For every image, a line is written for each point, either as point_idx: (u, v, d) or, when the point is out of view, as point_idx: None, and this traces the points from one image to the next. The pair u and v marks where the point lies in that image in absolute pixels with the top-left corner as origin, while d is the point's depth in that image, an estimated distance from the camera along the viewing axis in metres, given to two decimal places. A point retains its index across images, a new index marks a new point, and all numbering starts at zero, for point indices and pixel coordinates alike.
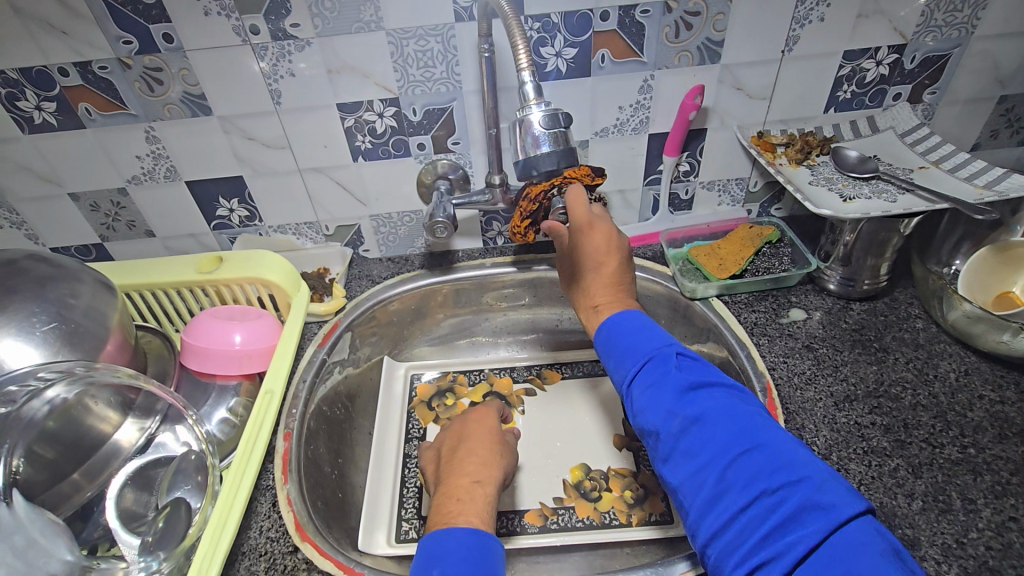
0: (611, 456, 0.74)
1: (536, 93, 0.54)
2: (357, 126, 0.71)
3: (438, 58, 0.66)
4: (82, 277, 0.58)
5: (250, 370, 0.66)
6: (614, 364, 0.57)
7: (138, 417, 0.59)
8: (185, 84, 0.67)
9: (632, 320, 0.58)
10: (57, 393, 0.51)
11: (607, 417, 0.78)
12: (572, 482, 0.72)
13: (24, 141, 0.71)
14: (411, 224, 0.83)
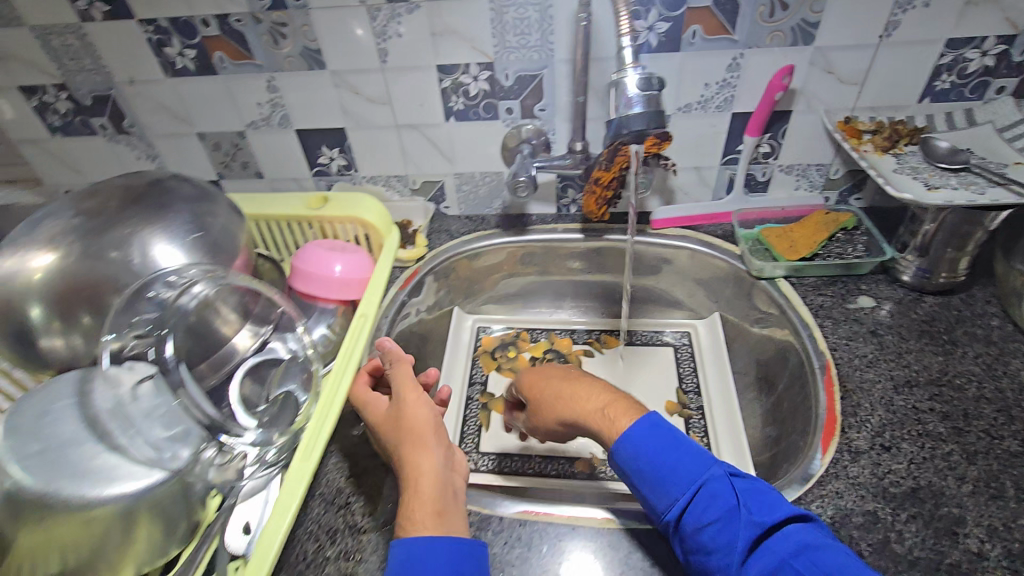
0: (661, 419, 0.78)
1: (631, 60, 0.62)
2: (453, 87, 0.77)
3: (535, 26, 0.70)
4: (218, 201, 0.68)
5: (348, 297, 0.74)
6: (656, 497, 0.49)
7: (253, 325, 0.68)
8: (305, 39, 0.74)
9: (665, 437, 0.50)
10: (201, 289, 0.61)
11: (661, 384, 0.81)
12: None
13: (166, 83, 0.81)
14: (491, 185, 0.88)
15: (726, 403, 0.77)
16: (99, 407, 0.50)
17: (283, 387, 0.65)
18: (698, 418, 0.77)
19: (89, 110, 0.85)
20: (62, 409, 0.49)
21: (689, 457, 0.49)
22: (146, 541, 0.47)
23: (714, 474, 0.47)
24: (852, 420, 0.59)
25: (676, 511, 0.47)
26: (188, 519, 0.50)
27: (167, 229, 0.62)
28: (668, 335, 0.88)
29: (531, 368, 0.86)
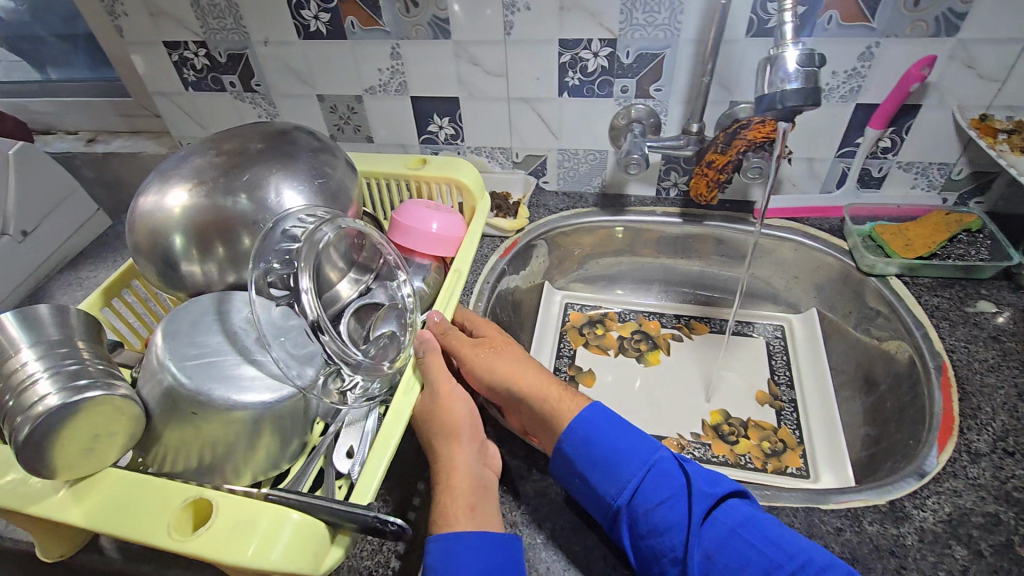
0: (752, 408, 0.78)
1: (795, 33, 0.58)
2: (571, 63, 0.78)
3: (665, 4, 0.70)
4: (335, 154, 0.69)
5: (442, 255, 0.73)
6: (606, 480, 0.54)
7: (355, 273, 0.66)
8: (435, 9, 0.77)
9: (614, 425, 0.57)
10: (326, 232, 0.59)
11: (753, 374, 0.81)
12: (710, 424, 0.77)
13: (297, 45, 0.85)
14: (593, 163, 0.88)
15: (822, 398, 0.76)
16: (237, 323, 0.54)
17: (380, 329, 0.64)
18: (791, 411, 0.77)
19: (222, 68, 0.91)
20: (205, 319, 0.53)
21: (635, 441, 0.56)
22: (266, 449, 0.52)
23: (662, 456, 0.55)
24: (972, 422, 0.57)
25: (630, 493, 0.52)
26: (303, 433, 0.55)
27: (297, 173, 0.62)
28: (761, 326, 0.87)
29: (618, 346, 0.87)
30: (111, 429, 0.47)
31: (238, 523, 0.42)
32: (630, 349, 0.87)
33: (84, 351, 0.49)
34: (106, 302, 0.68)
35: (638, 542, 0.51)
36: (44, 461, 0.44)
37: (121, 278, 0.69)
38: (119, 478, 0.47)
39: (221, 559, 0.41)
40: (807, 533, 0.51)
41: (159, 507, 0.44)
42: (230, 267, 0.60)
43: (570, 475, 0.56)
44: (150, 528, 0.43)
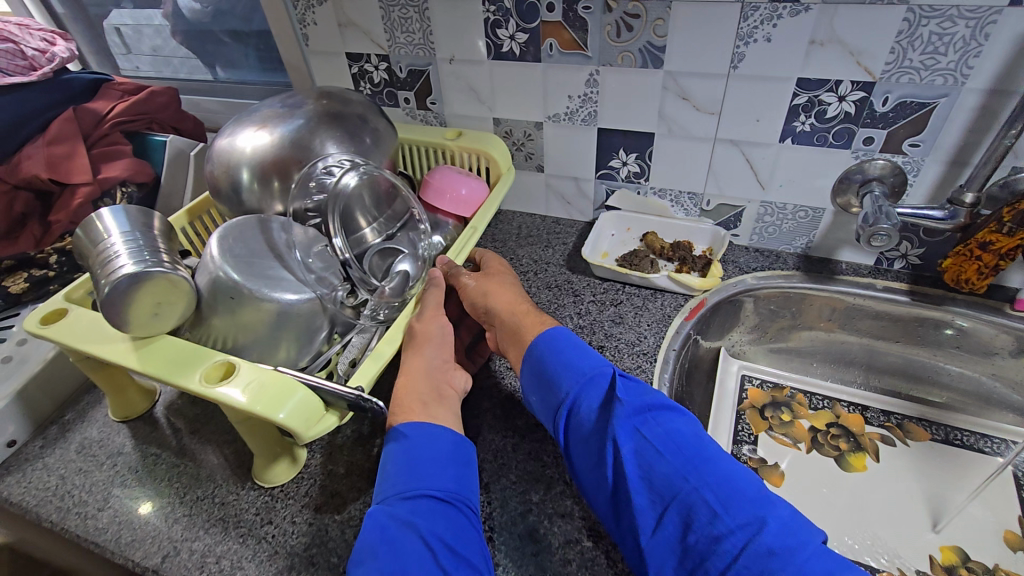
0: (1000, 553, 0.62)
1: None
2: (805, 105, 0.66)
3: (957, 45, 0.57)
4: (381, 120, 0.75)
5: (462, 216, 0.78)
6: (546, 389, 0.54)
7: (385, 225, 0.72)
8: (652, 34, 0.68)
9: (565, 342, 0.56)
10: (349, 177, 0.66)
11: (997, 506, 0.65)
12: (941, 562, 0.62)
13: (484, 65, 0.79)
14: (801, 221, 0.76)
15: None
16: (276, 237, 0.61)
17: (397, 268, 0.69)
18: None
19: (400, 83, 0.87)
20: (250, 223, 0.61)
21: (577, 354, 0.54)
22: (285, 351, 0.60)
23: (602, 370, 0.53)
24: None
25: (565, 402, 0.52)
26: (320, 340, 0.62)
27: (343, 135, 0.69)
28: (998, 441, 0.70)
29: (810, 440, 0.73)
30: (173, 302, 0.55)
31: (259, 383, 0.51)
32: (827, 446, 0.73)
33: (160, 243, 0.57)
34: (188, 220, 0.76)
35: (572, 448, 0.51)
36: (122, 317, 0.53)
37: (201, 204, 0.77)
38: (178, 342, 0.56)
39: (230, 403, 0.50)
40: None
41: (195, 362, 0.53)
42: (281, 201, 0.67)
43: (525, 389, 0.57)
44: (187, 373, 0.53)
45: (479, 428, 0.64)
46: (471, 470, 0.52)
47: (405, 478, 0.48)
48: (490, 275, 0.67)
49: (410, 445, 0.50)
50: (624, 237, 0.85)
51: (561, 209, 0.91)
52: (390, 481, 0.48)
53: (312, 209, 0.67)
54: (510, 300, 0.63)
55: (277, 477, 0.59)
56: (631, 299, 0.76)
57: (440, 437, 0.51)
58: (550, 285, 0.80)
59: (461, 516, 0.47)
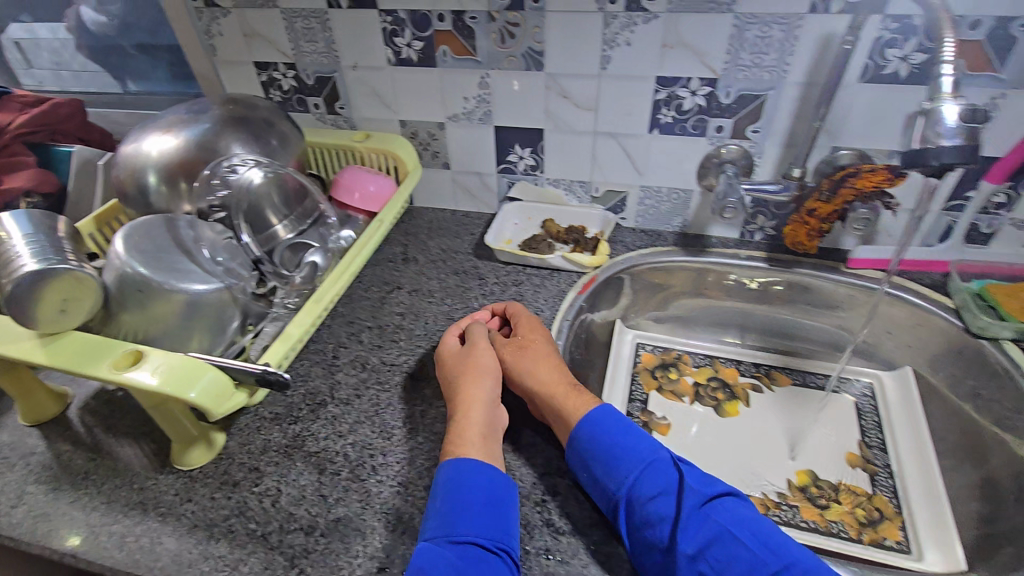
0: (842, 470, 0.73)
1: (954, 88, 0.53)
2: (665, 100, 0.76)
3: (775, 45, 0.68)
4: (288, 124, 0.80)
5: (371, 210, 0.84)
6: (605, 473, 0.55)
7: (296, 223, 0.77)
8: (532, 40, 0.76)
9: (616, 424, 0.58)
10: (252, 172, 0.70)
11: (842, 433, 0.76)
12: (796, 484, 0.72)
13: (386, 71, 0.86)
14: (676, 202, 0.86)
15: (922, 470, 0.70)
16: (183, 233, 0.65)
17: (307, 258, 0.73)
18: (886, 476, 0.71)
19: (309, 89, 0.92)
20: (155, 222, 0.64)
21: (628, 439, 0.57)
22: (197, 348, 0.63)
23: (659, 457, 0.55)
24: None
25: (628, 486, 0.53)
26: (233, 330, 0.65)
27: (248, 138, 0.73)
28: (843, 379, 0.82)
29: (694, 394, 0.83)
30: (80, 298, 0.57)
31: (170, 365, 0.54)
32: (706, 398, 0.82)
33: (64, 245, 0.60)
34: (96, 226, 0.77)
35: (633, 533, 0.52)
36: (26, 313, 0.55)
37: (108, 211, 0.79)
38: (86, 336, 0.58)
39: (140, 387, 0.53)
40: None
41: (104, 353, 0.56)
42: (189, 201, 0.71)
43: (576, 465, 0.57)
44: (96, 363, 0.55)
45: (389, 399, 0.68)
46: (513, 513, 0.53)
47: (450, 518, 0.51)
48: (531, 343, 0.67)
49: (458, 484, 0.53)
50: (526, 225, 0.93)
51: (469, 203, 0.99)
52: (437, 520, 0.51)
53: (216, 205, 0.71)
54: (553, 376, 0.63)
55: (194, 461, 0.62)
56: (531, 279, 0.84)
57: (485, 479, 0.54)
58: (457, 271, 0.86)
59: (496, 559, 0.49)
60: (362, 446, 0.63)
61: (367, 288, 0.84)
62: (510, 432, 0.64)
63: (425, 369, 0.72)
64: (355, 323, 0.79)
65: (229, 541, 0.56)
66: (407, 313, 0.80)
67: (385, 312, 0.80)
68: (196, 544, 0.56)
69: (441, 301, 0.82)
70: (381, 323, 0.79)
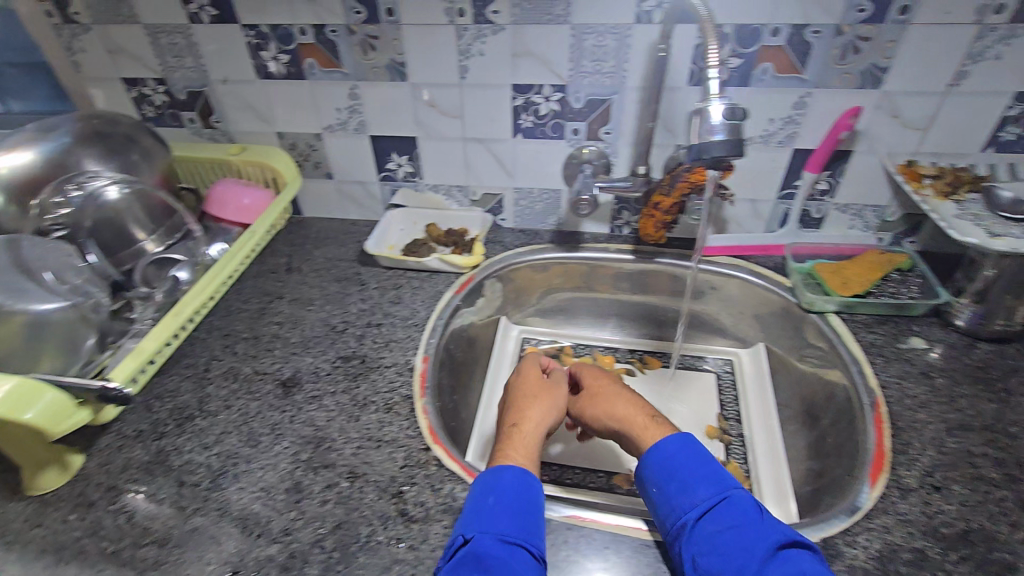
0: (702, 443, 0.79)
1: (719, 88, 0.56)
2: (524, 106, 0.81)
3: (611, 53, 0.74)
4: (150, 137, 0.79)
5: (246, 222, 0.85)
6: (674, 499, 0.53)
7: (162, 236, 0.77)
8: (392, 52, 0.79)
9: (693, 452, 0.55)
10: (107, 186, 0.71)
11: (704, 409, 0.83)
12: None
13: (257, 84, 0.87)
14: (548, 202, 0.91)
15: (768, 437, 0.78)
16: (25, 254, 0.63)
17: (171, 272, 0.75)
18: (739, 445, 0.78)
19: (181, 104, 0.91)
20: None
21: (708, 468, 0.54)
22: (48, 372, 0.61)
23: (734, 491, 0.51)
24: (902, 457, 0.59)
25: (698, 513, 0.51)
26: (89, 348, 0.64)
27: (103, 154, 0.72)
28: (711, 360, 0.90)
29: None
30: None
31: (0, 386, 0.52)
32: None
33: None
34: None
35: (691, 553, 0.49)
36: None
37: None
38: None
39: None
40: None
41: None
42: (39, 220, 0.69)
43: (647, 481, 0.56)
44: None
45: (258, 408, 0.68)
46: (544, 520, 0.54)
47: (487, 518, 0.51)
48: (602, 383, 0.72)
49: (493, 486, 0.54)
50: (412, 231, 0.95)
51: (356, 211, 1.01)
52: (470, 518, 0.52)
53: (59, 224, 0.70)
54: (622, 408, 0.66)
55: (48, 484, 0.61)
56: (411, 282, 0.87)
57: (523, 482, 0.55)
58: (340, 278, 0.88)
59: (532, 562, 0.49)
60: (225, 455, 0.63)
61: (247, 299, 0.85)
62: (375, 430, 0.65)
63: (298, 375, 0.72)
64: (231, 335, 0.79)
65: (78, 562, 0.55)
66: (286, 322, 0.81)
67: (263, 322, 0.81)
68: (43, 568, 0.55)
69: (321, 308, 0.83)
70: (257, 334, 0.79)
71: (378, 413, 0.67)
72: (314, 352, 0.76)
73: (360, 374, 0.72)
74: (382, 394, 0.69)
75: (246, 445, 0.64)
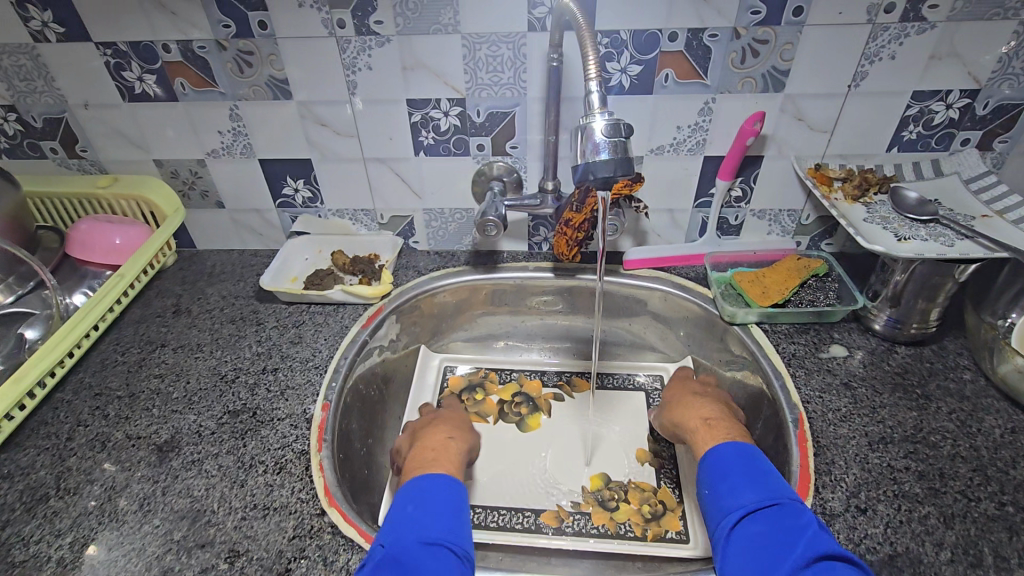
0: (633, 468, 0.74)
1: (601, 103, 0.53)
2: (422, 122, 0.75)
3: (508, 64, 0.69)
4: None
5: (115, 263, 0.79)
6: (719, 504, 0.52)
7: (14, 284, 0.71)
8: (272, 69, 0.72)
9: (749, 464, 0.54)
10: None
11: (633, 433, 0.78)
12: (590, 489, 0.72)
13: (123, 108, 0.77)
14: (461, 221, 0.85)
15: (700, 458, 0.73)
16: None
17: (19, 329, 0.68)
18: (670, 468, 0.73)
19: (39, 133, 0.80)
20: None
21: (778, 480, 0.52)
22: None
23: (787, 501, 0.49)
24: (827, 479, 0.57)
25: (741, 514, 0.50)
26: None
27: None
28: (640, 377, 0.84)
29: (498, 412, 0.81)
30: None
31: None
32: (510, 415, 0.81)
33: None
34: None
35: (725, 551, 0.49)
36: None
37: None
38: None
39: None
40: None
41: None
42: None
43: (701, 485, 0.56)
44: None
45: (128, 479, 0.60)
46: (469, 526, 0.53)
47: (417, 519, 0.51)
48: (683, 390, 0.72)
49: (426, 493, 0.54)
50: (317, 260, 0.87)
51: (256, 241, 0.92)
52: (398, 521, 0.51)
53: None
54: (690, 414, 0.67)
55: None
56: (314, 318, 0.79)
57: (454, 497, 0.54)
58: (235, 319, 0.80)
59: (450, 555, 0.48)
60: (81, 543, 0.54)
61: (125, 349, 0.75)
62: (263, 496, 0.58)
63: (177, 436, 0.64)
64: (103, 395, 0.69)
65: None
66: (169, 374, 0.72)
67: (141, 377, 0.71)
68: None
69: (211, 355, 0.74)
70: (133, 390, 0.69)
71: (266, 475, 0.59)
72: (198, 408, 0.67)
73: (249, 431, 0.64)
74: (272, 452, 0.62)
75: (107, 528, 0.55)
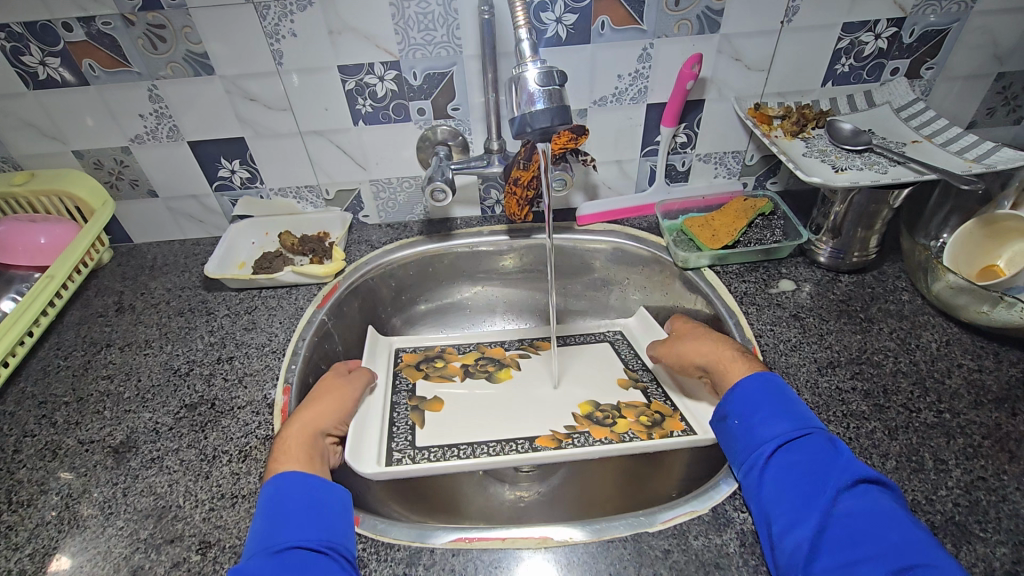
0: (616, 392, 0.73)
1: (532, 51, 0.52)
2: (357, 89, 0.72)
3: (439, 21, 0.66)
4: None
5: (43, 265, 0.75)
6: (756, 433, 0.53)
7: None
8: (187, 43, 0.67)
9: (774, 393, 0.55)
10: None
11: (603, 369, 0.77)
12: (583, 413, 0.69)
13: (29, 97, 0.71)
14: (410, 190, 0.84)
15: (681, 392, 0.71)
16: None
17: None
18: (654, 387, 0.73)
19: None
20: None
21: (803, 410, 0.54)
22: None
23: (821, 433, 0.51)
24: None
25: (777, 444, 0.51)
26: None
27: None
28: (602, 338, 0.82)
29: (463, 371, 0.77)
30: None
31: None
32: (477, 372, 0.77)
33: None
34: None
35: (762, 478, 0.50)
36: None
37: None
38: None
39: None
40: (636, 563, 0.49)
41: None
42: None
43: (726, 414, 0.56)
44: None
45: (88, 484, 0.57)
46: (341, 514, 0.50)
47: (270, 534, 0.46)
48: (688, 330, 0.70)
49: (278, 502, 0.49)
50: (264, 242, 0.84)
51: (198, 229, 0.88)
52: (254, 542, 0.46)
53: None
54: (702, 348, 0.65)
55: None
56: (266, 302, 0.77)
57: (313, 485, 0.51)
58: (182, 311, 0.77)
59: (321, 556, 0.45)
60: (43, 553, 0.52)
61: (67, 353, 0.72)
62: (229, 486, 0.57)
63: (133, 436, 0.62)
64: (48, 403, 0.66)
65: None
66: (118, 374, 0.69)
67: (88, 380, 0.68)
68: None
69: (161, 350, 0.71)
70: (81, 395, 0.66)
71: (231, 464, 0.58)
72: (153, 406, 0.65)
73: (209, 422, 0.63)
74: (235, 441, 0.61)
75: (69, 536, 0.53)
